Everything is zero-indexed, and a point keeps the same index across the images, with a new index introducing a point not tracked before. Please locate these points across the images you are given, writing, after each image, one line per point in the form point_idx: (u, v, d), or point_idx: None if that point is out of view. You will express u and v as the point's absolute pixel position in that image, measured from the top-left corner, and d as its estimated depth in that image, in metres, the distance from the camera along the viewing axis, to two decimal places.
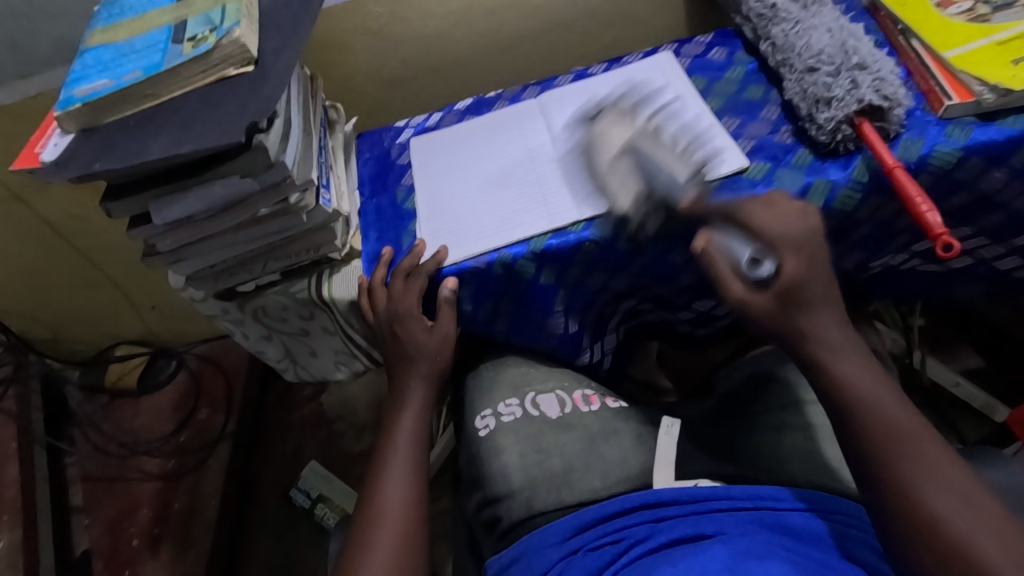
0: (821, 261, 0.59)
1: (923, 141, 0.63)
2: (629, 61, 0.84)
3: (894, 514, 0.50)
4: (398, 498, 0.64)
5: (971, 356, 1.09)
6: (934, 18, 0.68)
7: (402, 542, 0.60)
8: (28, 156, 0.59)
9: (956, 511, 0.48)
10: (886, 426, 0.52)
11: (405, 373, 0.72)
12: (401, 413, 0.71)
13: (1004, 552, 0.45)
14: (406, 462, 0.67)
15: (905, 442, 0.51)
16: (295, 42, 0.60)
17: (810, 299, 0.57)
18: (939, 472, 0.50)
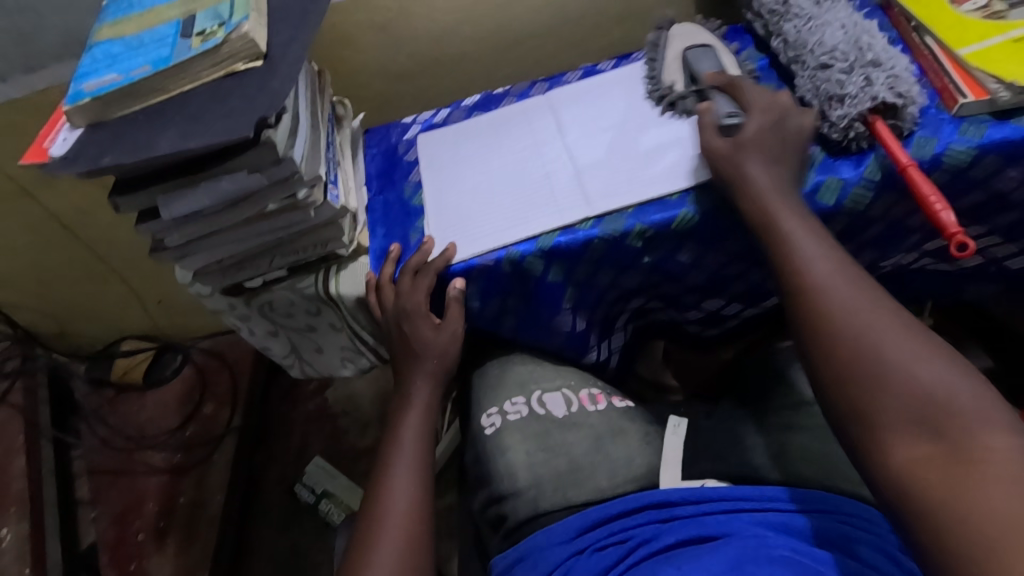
0: (786, 140, 0.63)
1: (938, 140, 0.62)
2: (638, 56, 0.83)
3: (826, 343, 0.52)
4: (405, 496, 0.63)
5: (980, 356, 1.08)
6: (949, 14, 0.68)
7: (408, 540, 0.60)
8: (37, 151, 0.59)
9: (896, 342, 0.49)
10: (833, 274, 0.55)
11: (412, 370, 0.72)
12: (407, 410, 0.71)
13: (938, 373, 0.46)
14: (413, 459, 0.67)
15: (852, 288, 0.54)
16: (304, 36, 0.60)
17: (756, 149, 0.62)
18: (880, 313, 0.51)
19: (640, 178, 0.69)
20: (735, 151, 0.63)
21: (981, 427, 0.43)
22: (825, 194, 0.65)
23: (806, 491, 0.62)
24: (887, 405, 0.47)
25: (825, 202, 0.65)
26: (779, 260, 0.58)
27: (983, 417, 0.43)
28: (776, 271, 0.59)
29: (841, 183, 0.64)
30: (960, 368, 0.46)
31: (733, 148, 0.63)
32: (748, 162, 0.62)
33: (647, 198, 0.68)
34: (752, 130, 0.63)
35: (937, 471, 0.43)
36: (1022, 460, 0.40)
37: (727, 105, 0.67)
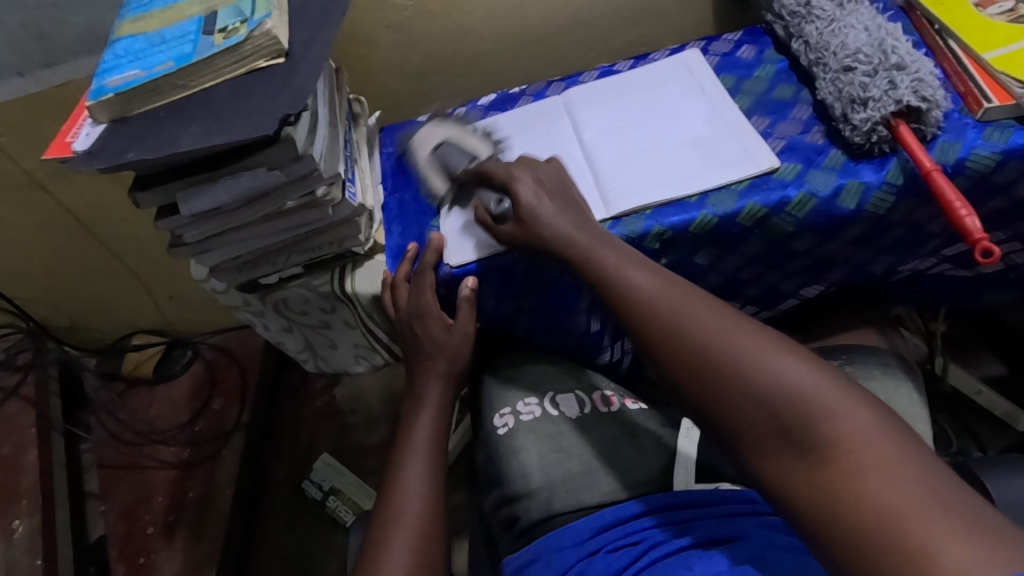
0: (563, 195, 0.65)
1: (961, 144, 0.62)
2: (655, 58, 0.83)
3: (674, 360, 0.50)
4: (418, 494, 0.63)
5: (994, 363, 1.07)
6: (973, 17, 0.67)
7: (422, 540, 0.60)
8: (59, 145, 0.59)
9: (733, 345, 0.48)
10: (662, 287, 0.54)
11: (425, 370, 0.72)
12: (420, 409, 0.71)
13: (784, 365, 0.46)
14: (425, 460, 0.67)
15: (680, 296, 0.53)
16: (326, 33, 0.59)
17: (546, 212, 0.63)
18: (713, 318, 0.51)
19: (660, 180, 0.69)
20: (527, 225, 0.63)
21: (833, 406, 0.44)
22: (846, 198, 0.65)
23: None
24: (750, 418, 0.46)
25: (845, 206, 0.65)
26: (606, 277, 0.57)
27: (826, 402, 0.44)
28: (609, 303, 0.57)
29: (862, 187, 0.64)
30: (790, 349, 0.47)
31: (520, 225, 0.64)
32: (544, 223, 0.62)
33: (667, 200, 0.67)
34: (526, 199, 0.64)
35: (805, 479, 0.43)
36: (878, 439, 0.42)
37: (492, 196, 0.70)
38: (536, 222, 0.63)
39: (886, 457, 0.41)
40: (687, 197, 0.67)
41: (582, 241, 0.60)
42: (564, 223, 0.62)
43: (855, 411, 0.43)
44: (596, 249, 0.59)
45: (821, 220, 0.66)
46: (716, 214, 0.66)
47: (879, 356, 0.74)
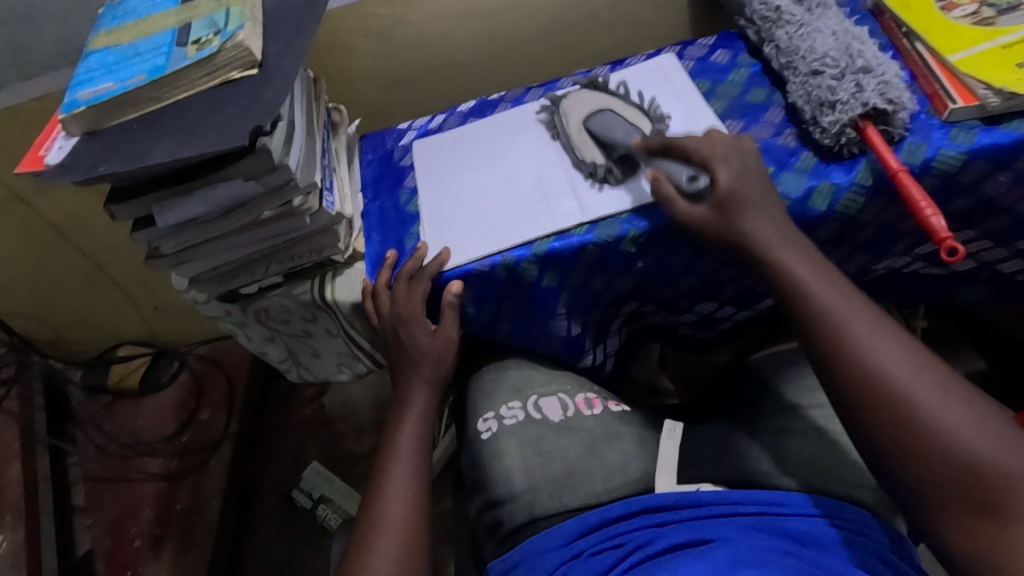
0: (755, 178, 0.63)
1: (927, 145, 0.63)
2: (632, 63, 0.84)
3: (849, 389, 0.53)
4: (402, 502, 0.63)
5: (975, 359, 1.08)
6: (939, 20, 0.68)
7: (403, 546, 0.60)
8: (33, 159, 0.59)
9: (924, 397, 0.50)
10: (860, 322, 0.55)
11: (408, 376, 0.72)
12: (404, 416, 0.71)
13: (952, 414, 0.49)
14: (408, 467, 0.66)
15: (875, 330, 0.54)
16: (299, 44, 0.60)
17: (757, 205, 0.61)
18: (911, 364, 0.52)
19: (635, 184, 0.70)
20: (726, 217, 0.62)
21: (919, 391, 0.50)
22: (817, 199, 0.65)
23: (794, 495, 0.62)
24: (917, 464, 0.49)
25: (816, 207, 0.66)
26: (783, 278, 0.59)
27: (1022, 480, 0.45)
28: (791, 310, 0.59)
29: (833, 188, 0.65)
30: (967, 402, 0.49)
31: (720, 214, 0.62)
32: (748, 228, 0.61)
33: (642, 204, 0.68)
34: (725, 183, 0.62)
35: (972, 541, 0.46)
36: None
37: (681, 167, 0.65)
38: (736, 216, 0.61)
39: None
40: None
41: (769, 246, 0.60)
42: (766, 228, 0.61)
43: (927, 387, 0.50)
44: (791, 265, 0.59)
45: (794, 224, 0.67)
46: None
47: None
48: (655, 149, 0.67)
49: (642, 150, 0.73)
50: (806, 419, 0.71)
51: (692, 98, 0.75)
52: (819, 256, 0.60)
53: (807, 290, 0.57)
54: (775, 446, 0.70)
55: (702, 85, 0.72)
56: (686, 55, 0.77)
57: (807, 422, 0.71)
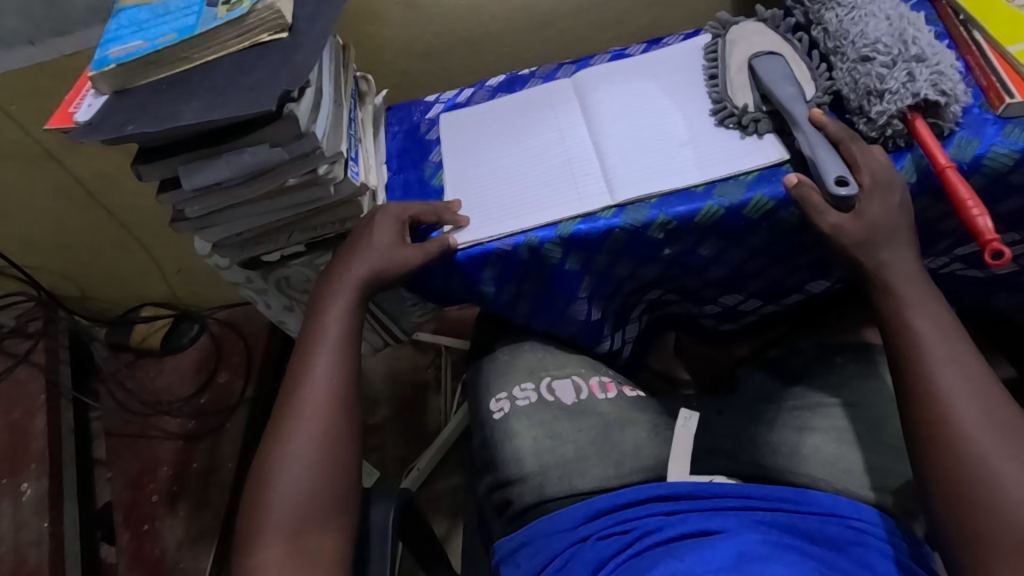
0: (900, 217, 0.59)
1: (979, 140, 0.60)
2: (670, 42, 0.81)
3: (915, 417, 0.53)
4: (323, 387, 0.61)
5: (1005, 366, 1.05)
6: (1001, 8, 0.64)
7: (319, 441, 0.59)
8: (62, 115, 0.58)
9: (987, 449, 0.49)
10: (942, 358, 0.53)
11: (347, 256, 0.67)
12: (333, 294, 0.66)
13: (1015, 474, 0.48)
14: (332, 352, 0.63)
15: (958, 371, 0.53)
16: (331, 8, 0.59)
17: (894, 234, 0.58)
18: (987, 416, 0.51)
19: (666, 168, 0.68)
20: (871, 243, 0.58)
21: (998, 452, 0.49)
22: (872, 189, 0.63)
23: (808, 492, 0.61)
24: (967, 512, 0.48)
25: None
26: (889, 319, 0.57)
27: None
28: (891, 356, 0.56)
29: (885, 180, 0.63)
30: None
31: (867, 239, 0.58)
32: (887, 261, 0.58)
33: (671, 189, 0.66)
34: (875, 216, 0.58)
35: None
36: None
37: (833, 166, 0.60)
38: (879, 247, 0.58)
39: None
40: (693, 187, 0.66)
41: (893, 282, 0.57)
42: (903, 268, 0.58)
43: (1009, 452, 0.49)
44: (909, 314, 0.56)
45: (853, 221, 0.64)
46: (721, 205, 0.65)
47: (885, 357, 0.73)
48: (831, 135, 0.62)
49: (674, 132, 0.71)
50: (827, 417, 0.69)
51: (781, 55, 0.69)
52: (946, 305, 0.57)
53: (895, 321, 0.56)
54: (794, 442, 0.69)
55: (776, 74, 0.67)
56: (746, 35, 0.73)
57: (828, 421, 0.69)
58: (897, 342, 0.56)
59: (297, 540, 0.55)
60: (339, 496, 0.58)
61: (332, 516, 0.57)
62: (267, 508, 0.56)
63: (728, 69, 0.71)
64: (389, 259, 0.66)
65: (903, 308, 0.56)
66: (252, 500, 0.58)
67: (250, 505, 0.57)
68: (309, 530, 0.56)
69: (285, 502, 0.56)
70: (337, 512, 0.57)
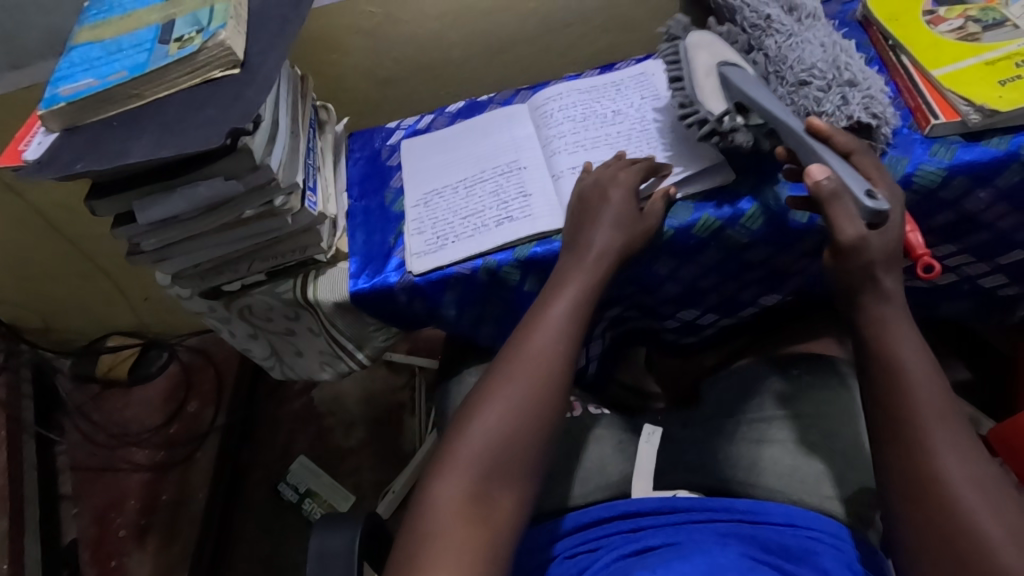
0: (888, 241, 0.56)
1: (908, 159, 0.63)
2: (622, 67, 0.84)
3: (906, 484, 0.50)
4: (549, 353, 0.59)
5: (960, 369, 1.10)
6: (925, 34, 0.69)
7: (529, 403, 0.57)
8: (12, 154, 0.58)
9: (948, 459, 0.49)
10: (934, 418, 0.51)
11: (589, 231, 0.64)
12: (575, 264, 0.64)
13: (1014, 551, 0.45)
14: (555, 336, 0.60)
15: (951, 433, 0.50)
16: (282, 44, 0.60)
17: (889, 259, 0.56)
18: (972, 465, 0.49)
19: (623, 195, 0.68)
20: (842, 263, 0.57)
21: (954, 464, 0.49)
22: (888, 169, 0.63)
23: (767, 504, 0.62)
24: (923, 514, 0.49)
25: (796, 220, 0.65)
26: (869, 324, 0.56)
27: None
28: (864, 359, 0.56)
29: (905, 161, 0.63)
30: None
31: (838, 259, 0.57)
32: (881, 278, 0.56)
33: None
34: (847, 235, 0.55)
35: None
36: None
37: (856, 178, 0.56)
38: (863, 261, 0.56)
39: None
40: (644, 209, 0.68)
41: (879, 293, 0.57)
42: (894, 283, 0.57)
43: (963, 466, 0.49)
44: (889, 322, 0.56)
45: None
46: (670, 226, 0.67)
47: (836, 366, 0.75)
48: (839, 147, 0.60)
49: (634, 157, 0.71)
50: (783, 429, 0.72)
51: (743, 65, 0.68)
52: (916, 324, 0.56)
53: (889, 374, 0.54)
54: (753, 455, 0.70)
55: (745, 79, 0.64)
56: (704, 44, 0.70)
57: (784, 432, 0.71)
58: (889, 399, 0.53)
59: (485, 486, 0.53)
60: (531, 462, 0.55)
61: (521, 479, 0.55)
62: (466, 438, 0.55)
63: (696, 74, 0.68)
64: (631, 237, 0.64)
65: (898, 363, 0.54)
66: (455, 426, 0.57)
67: (453, 429, 0.57)
68: (494, 483, 0.54)
69: (483, 446, 0.54)
70: (522, 480, 0.55)
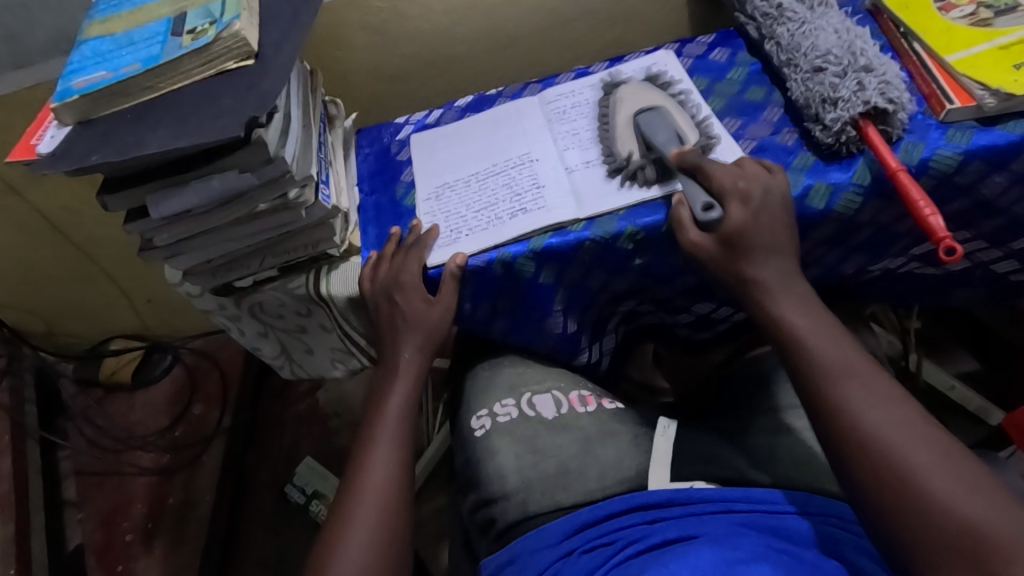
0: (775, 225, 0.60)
1: (924, 145, 0.63)
2: (631, 58, 0.83)
3: (870, 478, 0.48)
4: (385, 465, 0.62)
5: (968, 359, 1.10)
6: (936, 20, 0.69)
7: (380, 515, 0.58)
8: (24, 148, 0.58)
9: (874, 413, 0.50)
10: (843, 376, 0.53)
11: (398, 344, 0.70)
12: (393, 379, 0.69)
13: (978, 505, 0.44)
14: (392, 436, 0.65)
15: (881, 408, 0.51)
16: (296, 36, 0.59)
17: (752, 249, 0.60)
18: (894, 416, 0.50)
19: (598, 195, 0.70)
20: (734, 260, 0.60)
21: (883, 418, 0.50)
22: (904, 155, 0.63)
23: (784, 492, 0.63)
24: (884, 476, 0.48)
25: (814, 206, 0.65)
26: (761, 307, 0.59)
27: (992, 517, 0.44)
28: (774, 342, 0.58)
29: (920, 147, 0.63)
30: (993, 494, 0.45)
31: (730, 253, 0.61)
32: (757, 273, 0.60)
33: (637, 200, 0.68)
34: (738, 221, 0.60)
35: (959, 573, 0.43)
36: None
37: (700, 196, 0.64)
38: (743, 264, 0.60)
39: None
40: (658, 198, 0.68)
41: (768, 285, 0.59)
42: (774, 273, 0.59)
43: (894, 414, 0.50)
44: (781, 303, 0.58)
45: (876, 187, 0.64)
46: None
47: None
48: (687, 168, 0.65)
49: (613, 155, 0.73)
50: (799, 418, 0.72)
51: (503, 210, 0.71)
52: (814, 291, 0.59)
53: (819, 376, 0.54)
54: (771, 445, 0.70)
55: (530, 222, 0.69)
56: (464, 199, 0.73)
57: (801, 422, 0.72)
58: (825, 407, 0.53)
59: None
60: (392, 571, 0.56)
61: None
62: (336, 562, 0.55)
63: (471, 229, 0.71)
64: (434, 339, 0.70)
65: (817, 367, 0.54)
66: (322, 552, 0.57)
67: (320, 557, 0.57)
68: None
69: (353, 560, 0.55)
70: None
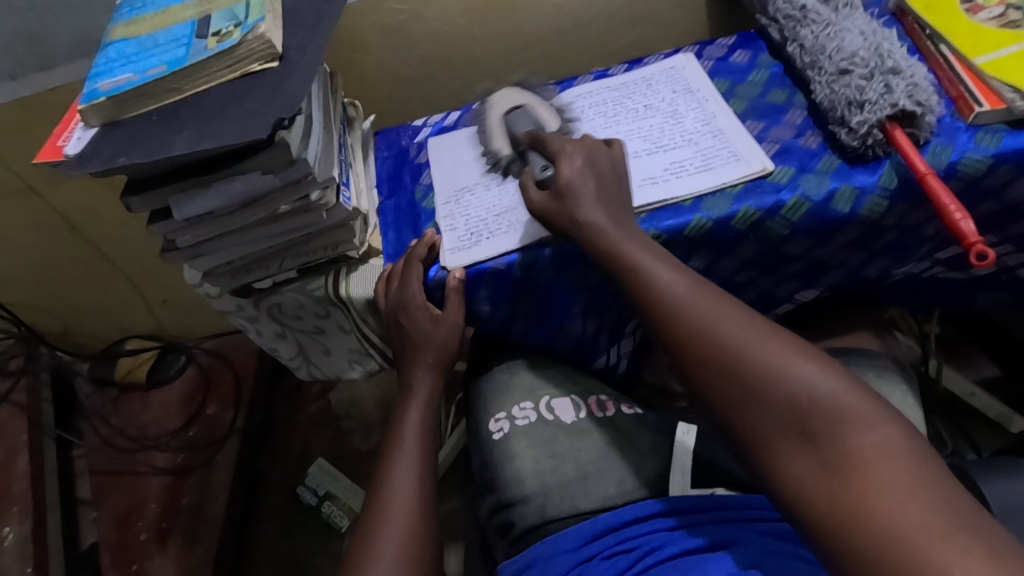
0: (603, 174, 0.65)
1: (953, 148, 0.62)
2: (650, 61, 0.83)
3: (720, 382, 0.48)
4: (409, 478, 0.62)
5: (988, 366, 1.08)
6: (963, 22, 0.68)
7: (408, 525, 0.58)
8: (51, 149, 0.58)
9: (710, 321, 0.51)
10: (695, 292, 0.54)
11: (420, 351, 0.70)
12: (417, 391, 0.69)
13: (817, 376, 0.45)
14: (416, 452, 0.64)
15: (721, 308, 0.52)
16: (320, 38, 0.60)
17: (581, 199, 0.62)
18: (736, 322, 0.51)
19: None
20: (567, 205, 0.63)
21: (727, 326, 0.50)
22: (933, 158, 0.62)
23: None
24: (739, 377, 0.48)
25: (838, 209, 0.65)
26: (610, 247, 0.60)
27: (844, 410, 0.44)
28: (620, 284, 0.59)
29: (949, 150, 0.62)
30: (833, 369, 0.47)
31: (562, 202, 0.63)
32: (587, 214, 0.62)
33: (659, 204, 0.67)
34: (570, 174, 0.63)
35: (817, 480, 0.42)
36: (902, 453, 0.41)
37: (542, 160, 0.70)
38: (576, 206, 0.62)
39: (913, 475, 0.40)
40: (680, 201, 0.67)
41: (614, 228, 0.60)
42: (603, 215, 0.62)
43: (737, 324, 0.50)
44: (619, 244, 0.59)
45: (904, 191, 0.63)
46: (710, 217, 0.66)
47: (874, 359, 0.73)
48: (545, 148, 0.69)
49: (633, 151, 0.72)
50: None
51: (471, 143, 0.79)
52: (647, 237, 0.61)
53: (652, 298, 0.55)
54: None
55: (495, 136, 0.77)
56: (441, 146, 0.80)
57: None
58: (667, 322, 0.53)
59: None
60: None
61: None
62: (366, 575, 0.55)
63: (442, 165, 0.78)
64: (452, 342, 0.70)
65: (656, 286, 0.56)
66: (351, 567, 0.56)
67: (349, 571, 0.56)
68: None
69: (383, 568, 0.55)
70: None
